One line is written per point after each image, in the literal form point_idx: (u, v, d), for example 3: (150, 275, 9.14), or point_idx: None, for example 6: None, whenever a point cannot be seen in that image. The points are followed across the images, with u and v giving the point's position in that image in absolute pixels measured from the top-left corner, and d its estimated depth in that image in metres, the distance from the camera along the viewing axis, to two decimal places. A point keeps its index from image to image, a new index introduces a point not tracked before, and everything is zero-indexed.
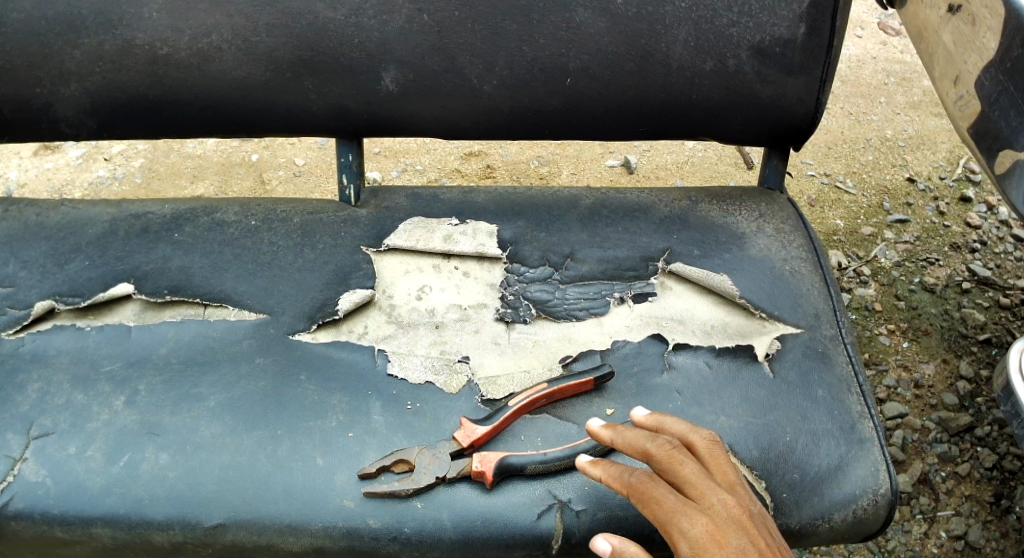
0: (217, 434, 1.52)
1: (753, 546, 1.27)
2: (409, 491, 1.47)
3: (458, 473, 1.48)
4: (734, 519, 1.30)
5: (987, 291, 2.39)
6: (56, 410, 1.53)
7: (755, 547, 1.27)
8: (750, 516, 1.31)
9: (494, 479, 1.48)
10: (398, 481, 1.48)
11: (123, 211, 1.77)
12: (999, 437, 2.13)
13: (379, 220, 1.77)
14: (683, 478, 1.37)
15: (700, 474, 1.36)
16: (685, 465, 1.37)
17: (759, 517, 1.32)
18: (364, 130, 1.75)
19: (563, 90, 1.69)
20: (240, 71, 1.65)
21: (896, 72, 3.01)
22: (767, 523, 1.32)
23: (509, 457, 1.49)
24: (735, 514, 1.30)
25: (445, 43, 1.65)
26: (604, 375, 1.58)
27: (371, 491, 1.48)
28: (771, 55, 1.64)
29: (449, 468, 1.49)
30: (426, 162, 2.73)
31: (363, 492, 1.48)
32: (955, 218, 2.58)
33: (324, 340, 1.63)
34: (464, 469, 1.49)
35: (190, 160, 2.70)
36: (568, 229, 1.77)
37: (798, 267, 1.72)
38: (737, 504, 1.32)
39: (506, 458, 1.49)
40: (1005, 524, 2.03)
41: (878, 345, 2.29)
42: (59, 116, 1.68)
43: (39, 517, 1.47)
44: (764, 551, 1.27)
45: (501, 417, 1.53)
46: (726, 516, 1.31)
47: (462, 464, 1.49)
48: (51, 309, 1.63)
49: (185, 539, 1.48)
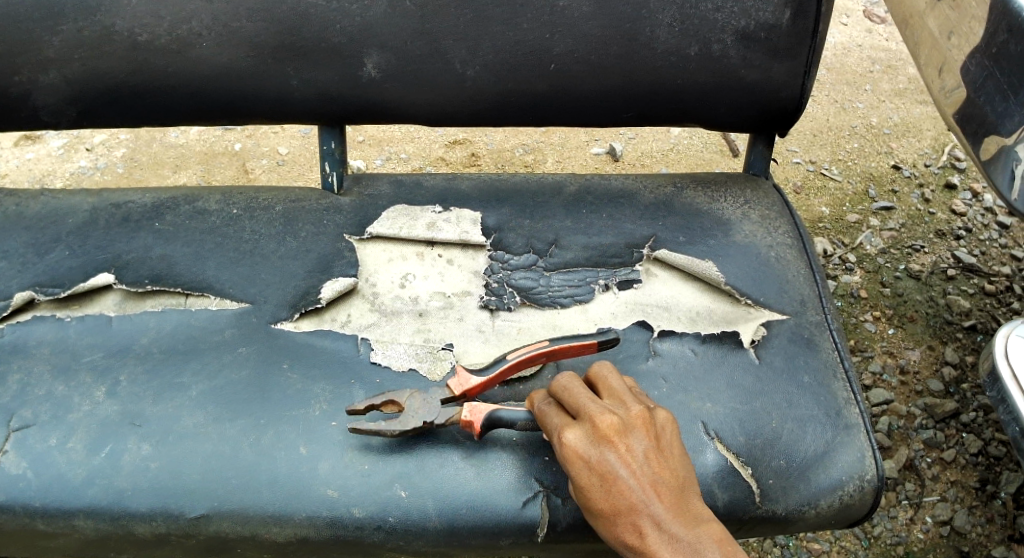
0: (200, 423, 1.50)
1: (612, 455, 1.35)
2: (394, 432, 1.47)
3: (445, 420, 1.48)
4: (597, 430, 1.37)
5: (973, 278, 2.41)
6: (37, 402, 1.51)
7: (613, 454, 1.36)
8: (616, 423, 1.37)
9: (481, 431, 1.47)
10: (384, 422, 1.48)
11: (105, 199, 1.74)
12: (984, 423, 2.16)
13: (362, 207, 1.75)
14: (564, 394, 1.43)
15: (580, 389, 1.42)
16: (570, 384, 1.43)
17: (627, 424, 1.38)
18: (349, 115, 1.73)
19: (548, 76, 1.67)
20: (223, 57, 1.62)
21: (881, 59, 3.01)
22: (637, 427, 1.38)
23: (499, 410, 1.47)
24: (600, 423, 1.37)
25: (428, 28, 1.63)
26: (609, 340, 1.57)
27: (355, 428, 1.48)
28: (756, 39, 1.64)
29: (438, 414, 1.48)
30: (410, 150, 2.71)
31: (348, 428, 1.48)
32: (941, 205, 2.59)
33: (307, 329, 1.61)
34: (452, 417, 1.48)
35: (173, 150, 2.66)
36: (553, 215, 1.76)
37: (783, 254, 1.72)
38: (604, 413, 1.38)
39: (494, 411, 1.47)
40: (990, 509, 2.05)
41: (864, 332, 2.32)
42: (38, 102, 1.65)
43: (19, 510, 1.45)
44: (623, 458, 1.35)
45: (498, 371, 1.53)
46: (590, 427, 1.38)
47: (451, 411, 1.48)
48: (30, 300, 1.61)
49: (169, 530, 1.46)
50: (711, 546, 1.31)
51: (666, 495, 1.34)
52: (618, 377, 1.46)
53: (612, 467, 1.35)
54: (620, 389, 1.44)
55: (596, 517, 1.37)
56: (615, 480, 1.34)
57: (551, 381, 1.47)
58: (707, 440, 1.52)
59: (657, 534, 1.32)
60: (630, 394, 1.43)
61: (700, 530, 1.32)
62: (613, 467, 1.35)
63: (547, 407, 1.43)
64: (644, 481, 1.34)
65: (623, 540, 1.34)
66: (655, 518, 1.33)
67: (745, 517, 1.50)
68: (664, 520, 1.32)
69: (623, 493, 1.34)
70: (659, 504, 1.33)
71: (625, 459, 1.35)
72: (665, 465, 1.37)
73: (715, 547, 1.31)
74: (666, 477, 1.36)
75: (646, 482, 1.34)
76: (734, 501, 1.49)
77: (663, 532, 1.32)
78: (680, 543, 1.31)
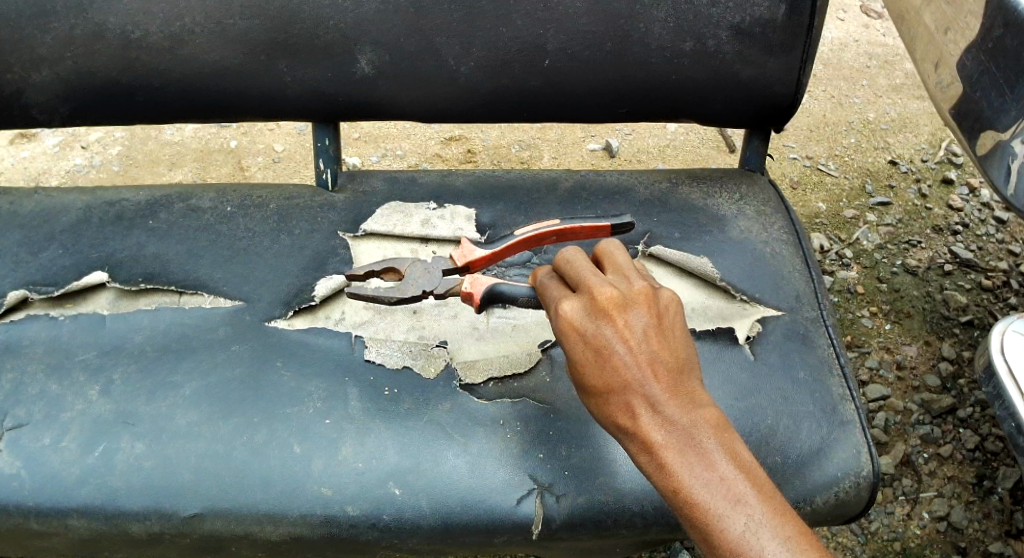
0: (194, 422, 1.49)
1: (608, 329, 1.30)
2: (392, 300, 1.56)
3: (444, 291, 1.57)
4: (595, 303, 1.32)
5: (970, 274, 2.40)
6: (30, 400, 1.51)
7: (610, 328, 1.30)
8: (616, 298, 1.32)
9: (481, 303, 1.53)
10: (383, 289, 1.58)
11: (98, 198, 1.74)
12: (981, 419, 2.15)
13: (356, 205, 1.75)
14: (567, 269, 1.38)
15: (583, 265, 1.37)
16: (573, 259, 1.39)
17: (627, 298, 1.32)
18: (341, 113, 1.73)
19: (542, 72, 1.67)
20: (213, 55, 1.62)
21: (878, 55, 3.01)
22: (638, 303, 1.32)
23: (499, 285, 1.52)
24: (599, 297, 1.32)
25: (421, 24, 1.62)
26: (624, 224, 1.60)
27: (354, 294, 1.57)
28: (751, 35, 1.63)
29: (437, 285, 1.57)
30: (406, 147, 2.70)
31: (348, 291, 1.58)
32: (937, 200, 2.58)
33: (300, 327, 1.61)
34: (451, 288, 1.56)
35: (168, 147, 2.66)
36: (547, 212, 1.76)
37: (779, 250, 1.72)
38: (604, 288, 1.32)
39: (495, 286, 1.52)
40: (987, 504, 2.05)
41: (861, 327, 2.31)
42: (30, 101, 1.65)
43: (13, 509, 1.45)
44: (619, 332, 1.29)
45: (504, 246, 1.60)
46: (589, 302, 1.33)
47: (451, 283, 1.57)
48: (24, 298, 1.60)
49: (163, 529, 1.46)
50: (706, 432, 1.25)
51: (664, 374, 1.28)
52: (626, 256, 1.41)
53: (607, 341, 1.29)
54: (626, 267, 1.38)
55: (590, 396, 1.32)
56: (610, 356, 1.29)
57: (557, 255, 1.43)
58: None
59: (652, 413, 1.27)
60: (636, 272, 1.37)
61: (696, 414, 1.26)
62: (609, 342, 1.29)
63: (549, 283, 1.40)
64: (641, 357, 1.28)
65: (615, 421, 1.29)
66: (649, 398, 1.27)
67: None
68: (659, 400, 1.27)
69: (619, 371, 1.28)
70: (655, 383, 1.27)
71: (622, 334, 1.29)
72: (666, 343, 1.30)
73: (710, 434, 1.25)
74: (665, 356, 1.29)
75: (643, 360, 1.28)
76: None
77: (656, 413, 1.26)
78: (673, 427, 1.26)
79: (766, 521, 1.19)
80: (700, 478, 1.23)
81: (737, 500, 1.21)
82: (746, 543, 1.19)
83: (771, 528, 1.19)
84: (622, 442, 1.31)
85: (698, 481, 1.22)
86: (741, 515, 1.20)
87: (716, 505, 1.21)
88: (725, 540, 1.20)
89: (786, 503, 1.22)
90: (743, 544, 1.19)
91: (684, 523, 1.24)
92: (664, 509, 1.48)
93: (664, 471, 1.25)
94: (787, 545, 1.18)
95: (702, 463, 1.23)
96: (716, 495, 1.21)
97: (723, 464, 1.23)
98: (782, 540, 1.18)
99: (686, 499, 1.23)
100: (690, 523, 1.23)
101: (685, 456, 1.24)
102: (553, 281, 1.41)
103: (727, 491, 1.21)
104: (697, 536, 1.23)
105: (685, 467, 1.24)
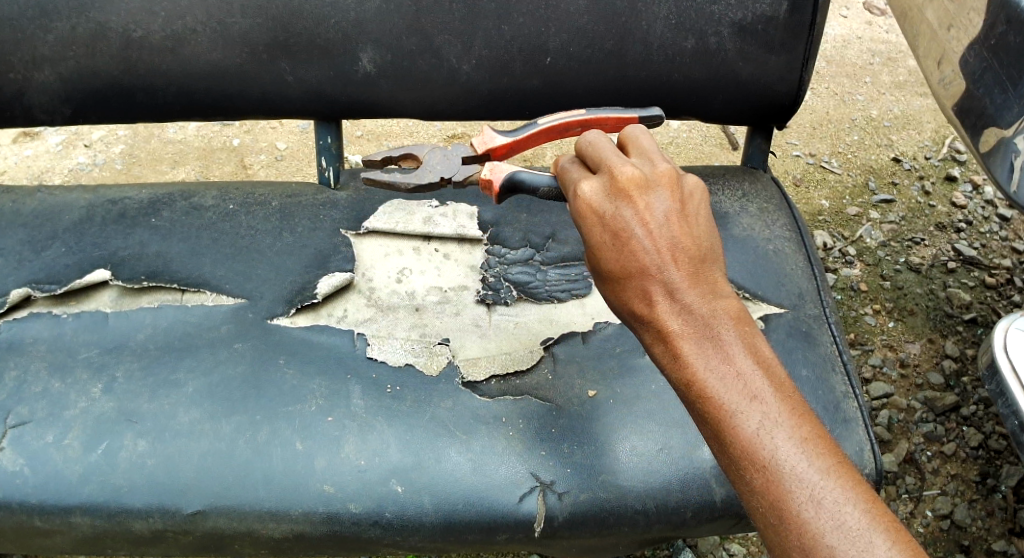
0: (196, 420, 1.49)
1: (628, 210, 1.24)
2: (409, 187, 1.61)
3: (463, 179, 1.60)
4: (615, 183, 1.27)
5: (973, 271, 2.40)
6: (33, 399, 1.51)
7: (629, 209, 1.24)
8: (638, 177, 1.26)
9: (500, 191, 1.52)
10: (401, 175, 1.62)
11: (100, 196, 1.74)
12: (984, 416, 2.15)
13: (358, 203, 1.75)
14: (589, 153, 1.35)
15: (606, 148, 1.33)
16: (596, 142, 1.35)
17: (649, 179, 1.26)
18: (341, 112, 1.73)
19: (543, 70, 1.67)
20: (215, 54, 1.62)
21: (882, 51, 3.00)
22: (660, 184, 1.26)
23: (518, 174, 1.50)
24: (619, 177, 1.26)
25: (422, 23, 1.62)
26: (653, 118, 1.55)
27: (371, 179, 1.62)
28: (752, 32, 1.63)
29: (456, 173, 1.60)
30: (409, 144, 2.70)
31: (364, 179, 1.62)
32: (940, 198, 2.58)
33: (303, 324, 1.61)
34: (470, 176, 1.60)
35: (171, 146, 2.66)
36: (549, 209, 1.75)
37: (782, 247, 1.71)
38: (626, 169, 1.27)
39: (515, 175, 1.50)
40: (991, 503, 2.04)
41: (864, 324, 2.31)
42: (32, 102, 1.66)
43: (17, 507, 1.45)
44: (639, 214, 1.24)
45: (526, 134, 1.56)
46: (609, 182, 1.27)
47: (470, 170, 1.60)
48: (27, 296, 1.61)
49: (166, 526, 1.46)
50: (725, 324, 1.21)
51: (685, 262, 1.23)
52: (652, 140, 1.36)
53: (626, 222, 1.24)
54: (651, 149, 1.33)
55: (604, 279, 1.27)
56: (629, 238, 1.23)
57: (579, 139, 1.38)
58: None
59: (669, 299, 1.22)
60: (661, 155, 1.32)
61: (716, 304, 1.22)
62: (628, 223, 1.24)
63: (570, 167, 1.36)
64: (661, 242, 1.23)
65: (630, 308, 1.24)
66: (667, 285, 1.22)
67: (743, 512, 1.49)
68: (677, 287, 1.22)
69: (636, 255, 1.23)
70: (674, 269, 1.22)
71: (642, 215, 1.24)
72: (688, 229, 1.25)
73: (730, 325, 1.20)
74: (687, 242, 1.24)
75: (663, 244, 1.23)
76: (732, 496, 1.49)
77: (674, 300, 1.21)
78: (691, 316, 1.21)
79: (782, 421, 1.16)
80: (717, 371, 1.18)
81: (754, 396, 1.17)
82: (760, 441, 1.15)
83: (787, 427, 1.15)
84: (635, 329, 1.26)
85: (715, 375, 1.18)
86: (757, 413, 1.16)
87: (732, 400, 1.17)
88: (738, 438, 1.16)
89: (803, 403, 1.18)
90: (757, 442, 1.15)
91: (696, 418, 1.20)
92: (666, 506, 1.48)
93: (679, 362, 1.20)
94: (803, 446, 1.15)
95: (719, 357, 1.19)
96: (732, 391, 1.17)
97: (741, 359, 1.19)
98: (797, 442, 1.15)
99: (700, 393, 1.19)
100: (703, 417, 1.19)
101: (703, 347, 1.20)
102: (574, 165, 1.36)
103: (744, 387, 1.17)
104: (709, 432, 1.19)
105: (701, 359, 1.19)
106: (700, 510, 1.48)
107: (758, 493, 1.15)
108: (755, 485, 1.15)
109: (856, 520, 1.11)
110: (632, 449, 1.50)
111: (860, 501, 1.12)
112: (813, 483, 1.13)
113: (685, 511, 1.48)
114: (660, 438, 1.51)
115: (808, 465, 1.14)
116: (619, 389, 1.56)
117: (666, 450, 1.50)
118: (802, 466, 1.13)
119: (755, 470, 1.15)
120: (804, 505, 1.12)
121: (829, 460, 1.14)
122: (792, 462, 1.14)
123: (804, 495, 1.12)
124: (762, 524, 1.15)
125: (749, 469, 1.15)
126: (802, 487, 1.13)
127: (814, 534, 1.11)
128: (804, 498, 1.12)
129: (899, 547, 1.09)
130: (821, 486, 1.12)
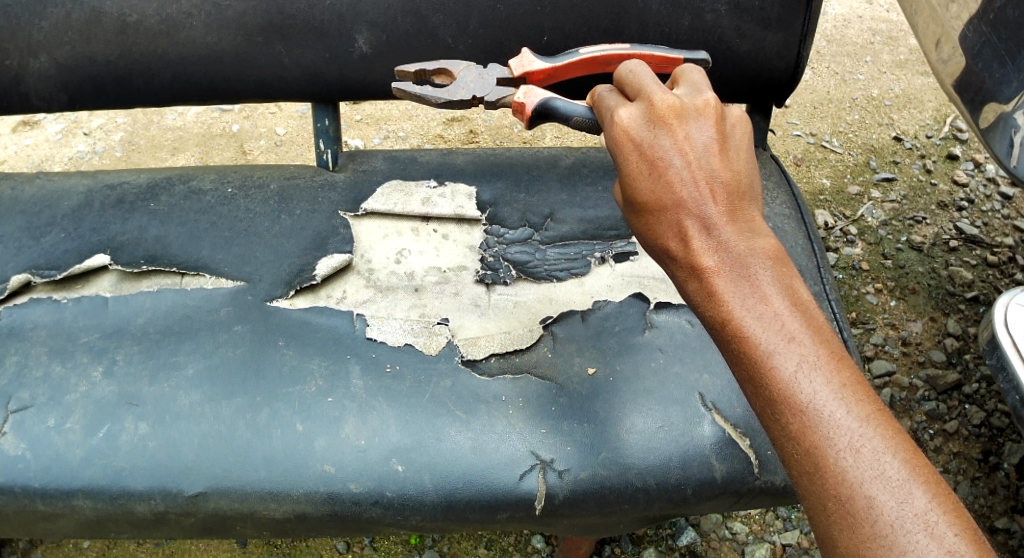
0: (196, 403, 1.50)
1: (666, 140, 1.26)
2: (439, 102, 1.51)
3: (498, 100, 1.50)
4: (655, 111, 1.27)
5: (975, 250, 2.40)
6: (34, 384, 1.52)
7: (667, 139, 1.26)
8: (677, 107, 1.27)
9: (531, 116, 1.47)
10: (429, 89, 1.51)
11: (99, 182, 1.73)
12: (986, 394, 2.16)
13: (356, 184, 1.74)
14: (628, 81, 1.34)
15: (646, 76, 1.32)
16: (635, 71, 1.34)
17: (689, 110, 1.27)
18: (337, 94, 1.72)
19: (540, 48, 1.66)
20: (210, 37, 1.61)
21: (881, 31, 3.00)
22: (701, 115, 1.27)
23: (552, 101, 1.45)
24: (659, 106, 1.27)
25: (417, 4, 1.61)
26: (698, 61, 1.52)
27: (401, 89, 1.51)
28: (749, 9, 1.63)
29: (490, 92, 1.51)
30: (408, 128, 2.70)
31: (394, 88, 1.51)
32: (942, 176, 2.58)
33: (302, 306, 1.61)
34: (505, 98, 1.50)
35: (170, 132, 2.65)
36: (548, 189, 1.75)
37: (782, 225, 1.71)
38: (667, 98, 1.28)
39: (549, 101, 1.45)
40: (994, 480, 2.06)
41: (865, 304, 2.32)
42: (29, 88, 1.65)
43: (19, 491, 1.46)
44: (678, 144, 1.25)
45: (566, 63, 1.52)
46: (647, 109, 1.28)
47: (505, 92, 1.51)
48: (27, 282, 1.62)
49: (168, 508, 1.47)
50: (763, 263, 1.21)
51: (722, 197, 1.24)
52: (702, 74, 1.34)
53: (664, 153, 1.25)
54: (701, 81, 1.32)
55: (637, 212, 1.28)
56: (664, 168, 1.25)
57: (616, 70, 1.37)
58: (704, 412, 1.52)
59: (703, 231, 1.23)
60: (707, 86, 1.31)
61: (754, 243, 1.22)
62: (665, 153, 1.25)
63: (606, 95, 1.34)
64: (697, 174, 1.24)
65: (663, 243, 1.26)
66: (703, 220, 1.23)
67: (743, 489, 1.50)
68: (713, 222, 1.23)
69: (672, 186, 1.24)
70: (711, 202, 1.23)
71: (680, 146, 1.25)
72: (727, 162, 1.26)
73: (768, 265, 1.21)
74: (726, 176, 1.25)
75: (699, 176, 1.24)
76: (732, 473, 1.49)
77: (710, 236, 1.23)
78: (728, 253, 1.22)
79: (822, 364, 1.15)
80: (753, 311, 1.19)
81: (792, 338, 1.17)
82: (798, 385, 1.15)
83: (826, 372, 1.15)
84: (668, 266, 1.27)
85: (752, 314, 1.18)
86: (796, 354, 1.16)
87: (770, 340, 1.17)
88: (775, 379, 1.16)
89: (842, 348, 1.18)
90: (795, 384, 1.15)
91: (730, 357, 1.20)
92: (667, 483, 1.48)
93: (714, 300, 1.21)
94: (841, 393, 1.14)
95: (756, 296, 1.19)
96: (770, 332, 1.17)
97: (778, 298, 1.19)
98: (836, 388, 1.14)
99: (736, 331, 1.19)
100: (737, 356, 1.19)
101: (738, 285, 1.20)
102: (612, 93, 1.35)
103: (782, 328, 1.17)
104: (742, 373, 1.19)
105: (736, 296, 1.20)
106: (701, 487, 1.49)
107: (793, 437, 1.14)
108: (791, 430, 1.15)
109: (895, 471, 1.10)
110: (633, 427, 1.51)
111: (900, 451, 1.11)
112: (850, 430, 1.12)
113: (686, 488, 1.49)
114: (661, 415, 1.51)
115: (846, 412, 1.13)
116: (618, 366, 1.56)
117: (667, 427, 1.51)
118: (840, 412, 1.13)
119: (791, 414, 1.14)
120: (843, 454, 1.12)
121: (867, 408, 1.13)
122: (829, 408, 1.13)
123: (842, 442, 1.12)
124: (795, 470, 1.15)
125: (786, 413, 1.15)
126: (839, 433, 1.12)
127: (851, 482, 1.10)
128: (842, 445, 1.12)
129: (938, 500, 1.08)
130: (860, 435, 1.12)
